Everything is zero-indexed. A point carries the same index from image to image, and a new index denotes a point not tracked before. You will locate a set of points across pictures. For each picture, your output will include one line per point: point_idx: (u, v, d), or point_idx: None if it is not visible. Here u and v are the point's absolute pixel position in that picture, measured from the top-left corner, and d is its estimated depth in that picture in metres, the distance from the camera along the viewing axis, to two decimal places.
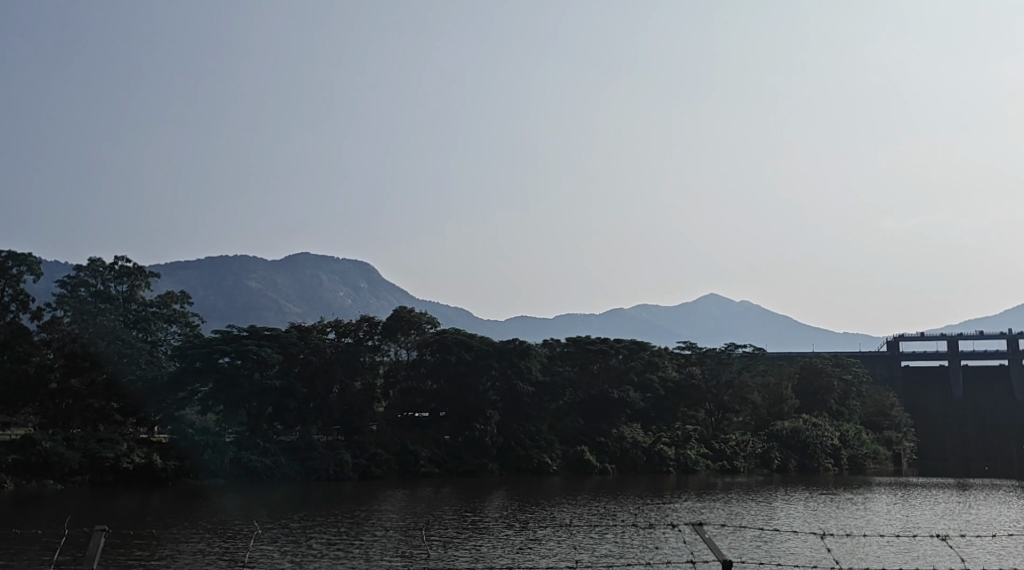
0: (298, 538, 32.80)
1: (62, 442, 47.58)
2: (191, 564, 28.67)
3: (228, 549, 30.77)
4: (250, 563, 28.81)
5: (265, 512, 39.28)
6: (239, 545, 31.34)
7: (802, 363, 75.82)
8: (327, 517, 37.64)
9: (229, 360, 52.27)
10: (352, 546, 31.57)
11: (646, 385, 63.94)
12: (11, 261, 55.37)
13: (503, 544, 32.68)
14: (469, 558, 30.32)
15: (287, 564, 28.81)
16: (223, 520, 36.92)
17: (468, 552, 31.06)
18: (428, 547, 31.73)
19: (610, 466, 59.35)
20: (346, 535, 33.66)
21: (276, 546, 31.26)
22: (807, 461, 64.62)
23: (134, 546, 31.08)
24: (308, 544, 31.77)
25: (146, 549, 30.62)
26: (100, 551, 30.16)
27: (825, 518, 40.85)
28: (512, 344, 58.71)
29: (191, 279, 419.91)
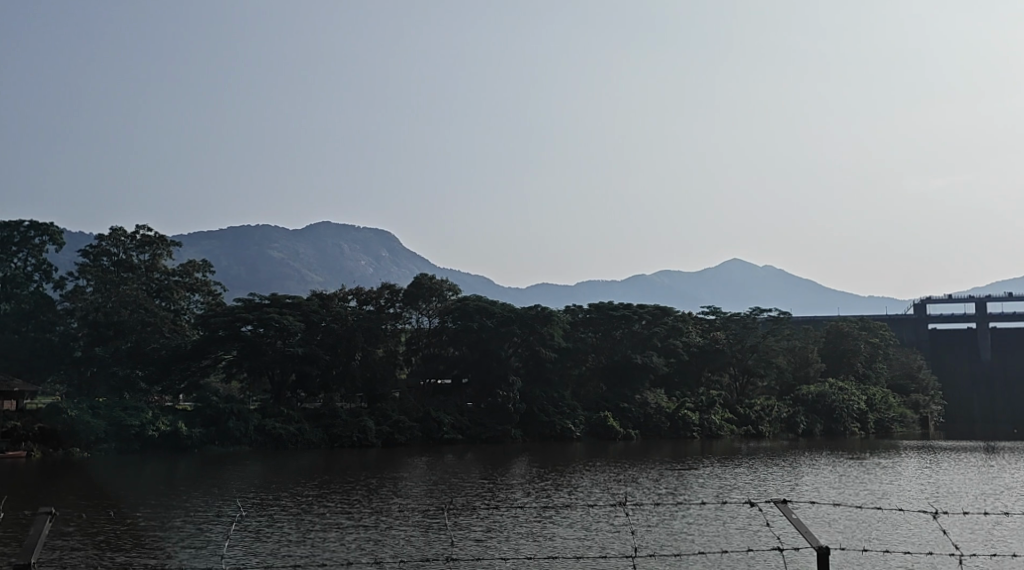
0: (312, 506, 32.55)
1: (87, 411, 47.76)
2: (202, 534, 28.43)
3: (233, 519, 30.35)
4: (261, 533, 28.55)
5: (285, 480, 39.14)
6: (250, 513, 31.10)
7: (828, 327, 75.25)
8: (345, 485, 37.49)
9: (252, 328, 52.25)
10: (365, 514, 31.30)
11: (669, 350, 63.31)
12: (33, 231, 55.64)
13: (520, 511, 32.34)
14: (485, 525, 29.98)
15: (300, 533, 28.58)
16: (239, 487, 36.86)
17: (484, 521, 30.72)
18: (443, 516, 31.35)
19: (634, 432, 59.10)
20: (361, 503, 33.34)
21: (286, 516, 30.93)
22: (833, 424, 64.41)
23: (149, 515, 30.95)
24: (321, 512, 31.47)
25: (152, 519, 30.37)
26: (105, 522, 29.89)
27: (850, 483, 40.39)
28: (534, 310, 58.28)
29: (214, 248, 421.94)
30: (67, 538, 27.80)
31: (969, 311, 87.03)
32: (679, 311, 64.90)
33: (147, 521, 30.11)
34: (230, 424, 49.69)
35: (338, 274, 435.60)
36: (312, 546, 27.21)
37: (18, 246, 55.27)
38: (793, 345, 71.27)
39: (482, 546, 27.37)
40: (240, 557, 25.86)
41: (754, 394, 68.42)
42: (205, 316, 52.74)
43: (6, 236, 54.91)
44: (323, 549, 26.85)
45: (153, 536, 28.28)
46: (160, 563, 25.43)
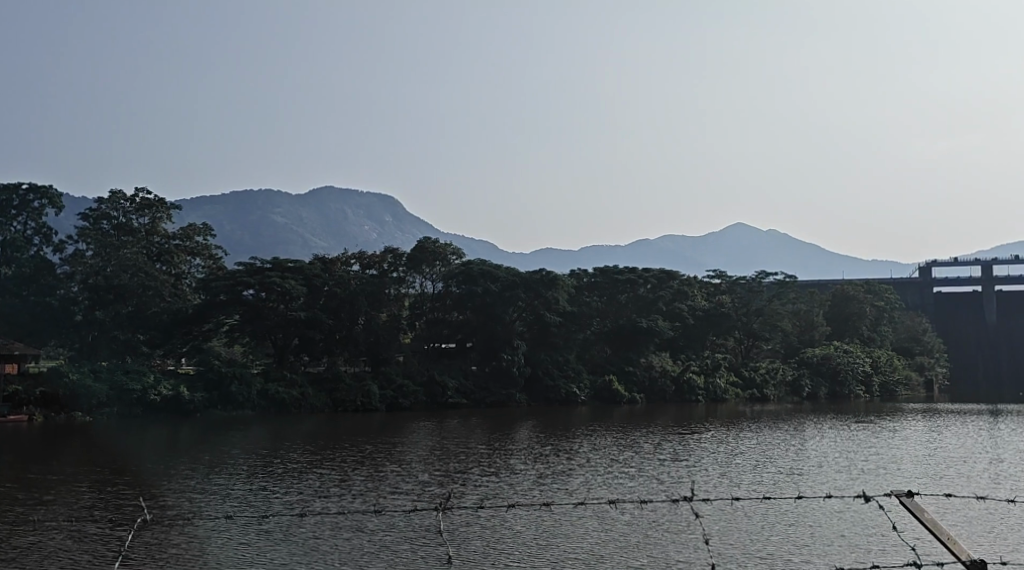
0: (305, 473, 32.12)
1: (89, 374, 47.51)
2: (192, 501, 28.03)
3: (220, 488, 29.62)
4: (253, 500, 28.11)
5: (283, 445, 38.56)
6: (242, 481, 30.64)
7: (834, 289, 74.83)
8: (342, 451, 36.86)
9: (254, 292, 52.19)
10: (359, 481, 30.82)
11: (675, 313, 63.06)
12: (32, 194, 55.26)
13: (518, 477, 31.85)
14: (482, 492, 29.52)
15: (292, 500, 28.13)
16: (236, 453, 36.28)
17: (482, 487, 30.22)
18: (441, 483, 30.68)
19: (639, 396, 58.94)
20: (355, 470, 32.65)
21: (276, 484, 30.19)
22: (838, 388, 64.26)
23: (148, 481, 30.70)
24: (314, 479, 31.03)
25: (151, 486, 30.00)
26: (88, 490, 29.21)
27: (855, 447, 40.16)
28: (539, 274, 57.95)
29: (218, 213, 421.55)
30: (56, 505, 27.39)
31: (975, 274, 86.57)
32: (684, 275, 64.83)
33: (132, 490, 29.41)
34: (232, 388, 49.46)
35: (342, 239, 435.21)
36: (305, 513, 26.76)
37: (17, 209, 54.95)
38: (798, 309, 71.05)
39: (477, 516, 26.66)
40: (234, 527, 25.33)
41: (759, 358, 68.31)
42: (207, 279, 52.46)
43: (5, 199, 54.53)
44: (312, 520, 26.13)
45: (133, 505, 27.56)
46: (136, 535, 24.62)
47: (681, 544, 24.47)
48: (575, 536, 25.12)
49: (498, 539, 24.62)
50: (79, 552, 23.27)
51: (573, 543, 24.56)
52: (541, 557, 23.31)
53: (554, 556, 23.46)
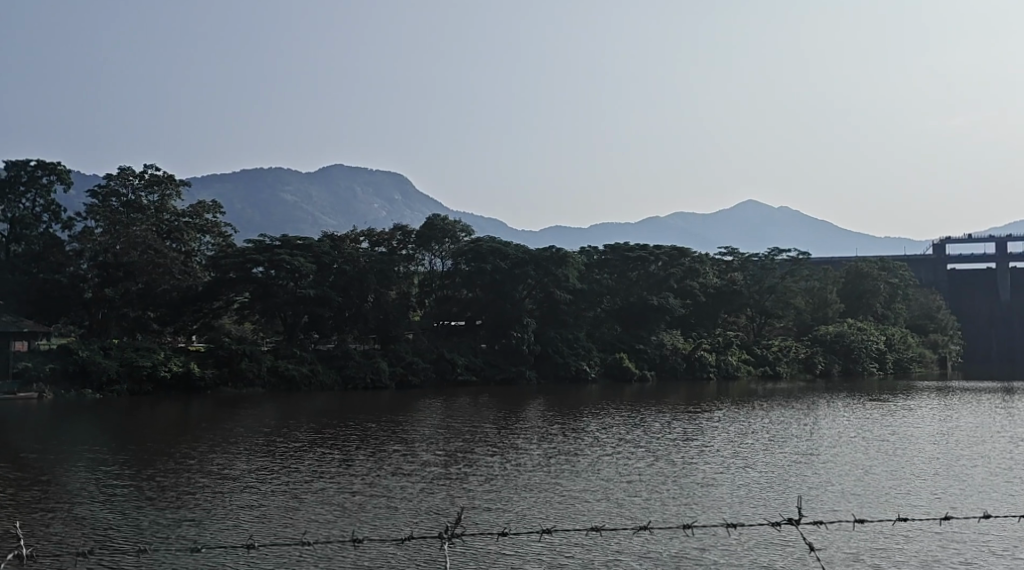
0: (310, 452, 31.89)
1: (98, 351, 47.42)
2: (196, 479, 27.79)
3: (218, 469, 29.07)
4: (258, 478, 27.87)
5: (287, 424, 38.17)
6: (246, 460, 30.40)
7: (848, 266, 74.25)
8: (346, 430, 36.38)
9: (264, 269, 51.84)
10: (364, 460, 30.54)
11: (686, 291, 62.75)
12: (41, 170, 55.04)
13: (526, 457, 31.54)
14: (490, 472, 29.22)
15: (297, 479, 27.88)
16: (240, 432, 35.85)
17: (490, 467, 29.92)
18: (443, 465, 30.13)
19: (650, 373, 58.71)
20: (357, 451, 32.15)
21: (275, 465, 29.66)
22: (852, 365, 63.99)
23: (155, 458, 30.52)
24: (320, 458, 30.78)
25: (159, 463, 29.78)
26: (82, 470, 28.69)
27: (868, 425, 39.87)
28: (549, 251, 57.58)
29: (228, 191, 421.52)
30: (62, 482, 27.19)
31: (990, 250, 85.90)
32: (696, 252, 64.24)
33: (127, 470, 28.89)
34: (243, 365, 49.33)
35: (352, 217, 435.10)
36: (310, 492, 26.51)
37: (25, 186, 54.76)
38: (811, 286, 70.69)
39: (478, 498, 26.11)
40: (237, 505, 25.05)
41: (771, 335, 68.06)
42: (216, 257, 52.33)
43: (13, 176, 54.37)
44: (313, 499, 25.72)
45: (125, 485, 26.98)
46: (126, 517, 24.01)
47: (689, 526, 24.00)
48: (578, 518, 24.58)
49: (498, 521, 24.06)
50: (68, 533, 22.66)
51: (576, 524, 24.01)
52: (544, 540, 22.83)
53: (558, 538, 22.93)
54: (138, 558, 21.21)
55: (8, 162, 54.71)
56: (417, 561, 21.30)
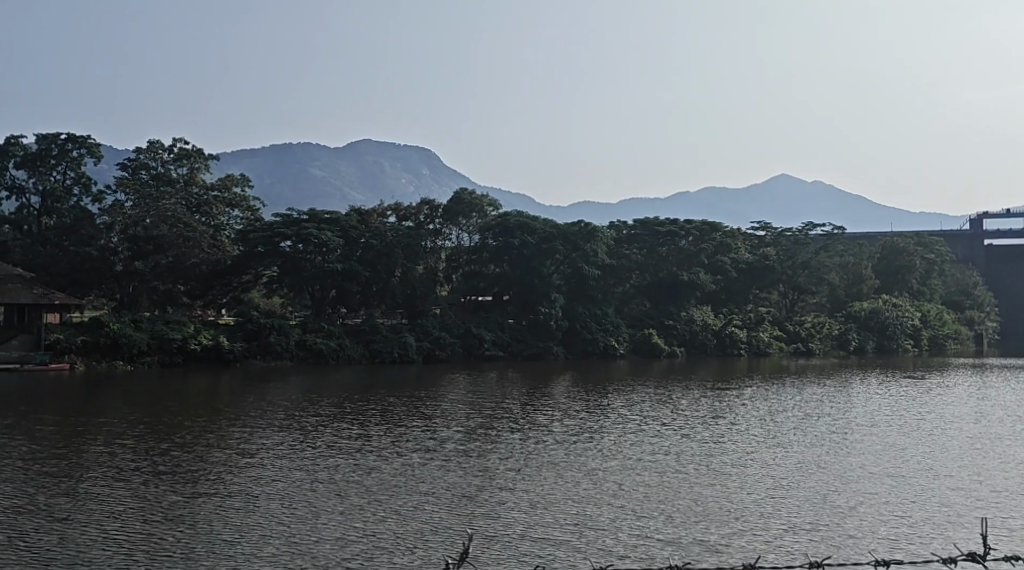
0: (329, 426, 31.50)
1: (129, 324, 47.47)
2: (215, 452, 27.48)
3: (233, 443, 28.58)
4: (277, 453, 27.47)
5: (308, 398, 37.80)
6: (264, 434, 30.04)
7: (883, 242, 73.22)
8: (366, 406, 35.96)
9: (292, 244, 51.64)
10: (384, 436, 30.11)
11: (717, 267, 62.12)
12: (71, 144, 55.01)
13: (550, 434, 31.03)
14: (514, 449, 28.68)
15: (317, 454, 27.49)
16: (262, 406, 35.48)
17: (514, 444, 29.37)
18: (461, 442, 29.58)
19: (680, 349, 58.13)
20: (376, 426, 31.75)
21: (292, 440, 29.17)
22: (886, 342, 63.35)
23: (177, 431, 30.26)
24: (339, 433, 30.39)
25: (181, 436, 29.44)
26: (97, 443, 28.28)
27: (904, 403, 39.25)
28: (577, 226, 57.06)
29: (257, 166, 422.46)
30: (82, 454, 26.92)
31: None
32: (728, 227, 63.42)
33: (142, 443, 28.45)
34: (271, 339, 49.23)
35: (380, 192, 435.14)
36: (332, 467, 26.13)
37: (56, 158, 54.74)
38: (845, 262, 69.88)
39: (497, 477, 25.50)
40: (259, 480, 24.69)
41: (804, 312, 67.38)
42: (244, 231, 52.19)
43: (44, 149, 54.34)
44: (333, 475, 25.32)
45: (136, 459, 26.49)
46: (135, 492, 23.49)
47: (717, 506, 23.45)
48: (599, 497, 23.97)
49: (521, 500, 23.50)
50: (76, 508, 22.15)
51: (597, 503, 23.40)
52: (566, 518, 22.25)
53: (579, 517, 22.33)
54: (144, 534, 20.67)
55: (39, 135, 54.70)
56: (435, 538, 20.76)
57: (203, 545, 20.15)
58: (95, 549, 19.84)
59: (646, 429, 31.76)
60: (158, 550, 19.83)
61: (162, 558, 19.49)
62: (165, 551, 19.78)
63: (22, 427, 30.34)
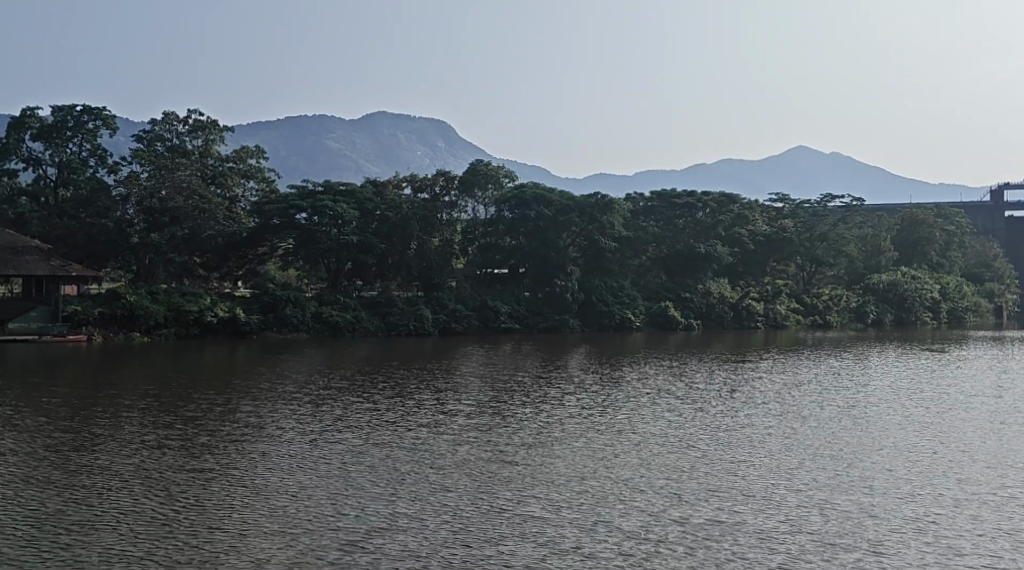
0: (337, 400, 31.37)
1: (146, 296, 47.55)
2: (220, 426, 27.34)
3: (241, 417, 28.44)
4: (283, 427, 27.32)
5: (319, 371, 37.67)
6: (271, 407, 29.87)
7: (902, 213, 72.73)
8: (377, 379, 35.83)
9: (308, 216, 51.58)
10: (394, 409, 30.01)
11: (734, 239, 61.76)
12: (86, 116, 54.96)
13: (561, 408, 30.88)
14: (526, 423, 28.54)
15: (324, 428, 27.33)
16: (272, 379, 35.36)
17: (525, 418, 29.22)
18: (472, 416, 29.42)
19: (696, 322, 57.87)
20: (385, 400, 31.61)
21: (301, 414, 29.04)
22: (905, 314, 63.13)
23: (185, 404, 30.13)
24: (349, 407, 30.24)
25: (190, 410, 29.30)
26: (104, 417, 28.14)
27: (923, 375, 39.08)
28: (594, 198, 56.67)
29: (272, 140, 422.34)
30: (90, 428, 26.80)
31: None
32: (746, 199, 63.11)
33: (149, 417, 28.30)
34: (287, 311, 49.26)
35: (396, 164, 434.40)
36: (339, 441, 26.00)
37: (72, 131, 54.73)
38: (864, 234, 69.50)
39: (508, 451, 25.34)
40: (266, 455, 24.52)
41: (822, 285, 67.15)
42: (260, 203, 52.15)
43: (60, 121, 54.34)
44: (341, 449, 25.18)
45: (143, 433, 26.33)
46: (142, 467, 23.36)
47: (733, 481, 23.25)
48: (616, 470, 23.89)
49: (537, 473, 23.46)
50: (80, 484, 21.98)
51: (610, 477, 23.27)
52: (580, 494, 22.08)
53: (593, 493, 22.16)
54: (149, 511, 20.50)
55: (55, 107, 54.63)
56: (446, 515, 20.57)
57: (208, 522, 19.98)
58: (100, 526, 19.69)
59: (660, 403, 31.66)
60: (162, 527, 19.65)
61: (165, 535, 19.33)
62: (168, 529, 19.60)
63: (32, 400, 30.26)
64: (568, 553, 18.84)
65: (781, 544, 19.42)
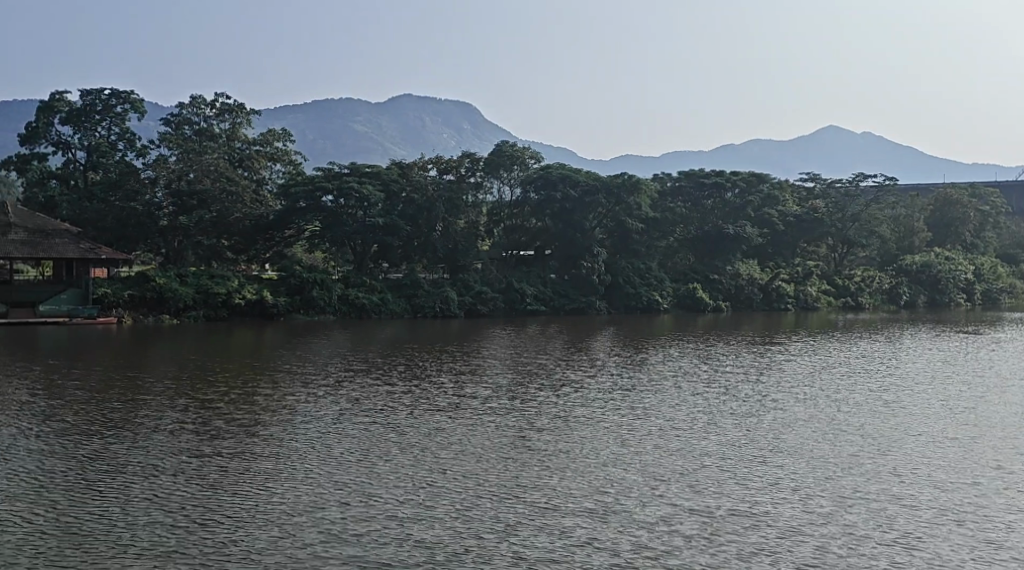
0: (354, 383, 31.11)
1: (175, 279, 47.58)
2: (236, 408, 27.10)
3: (259, 401, 28.12)
4: (298, 410, 27.05)
5: (341, 354, 37.38)
6: (287, 390, 29.59)
7: (936, 194, 71.78)
8: (398, 362, 35.51)
9: (334, 198, 51.40)
10: (411, 392, 29.70)
11: (764, 220, 61.10)
12: (115, 99, 55.02)
13: (581, 392, 30.51)
14: (549, 407, 28.19)
15: (340, 411, 27.04)
16: (291, 361, 35.08)
17: (545, 402, 28.86)
18: (490, 399, 29.10)
19: (724, 304, 57.29)
20: (403, 383, 31.28)
21: (318, 397, 28.75)
22: (938, 296, 62.38)
23: (203, 387, 29.89)
24: (366, 390, 29.92)
25: (207, 393, 29.05)
26: (120, 400, 27.91)
27: (959, 358, 38.48)
28: (621, 178, 56.08)
29: (299, 123, 423.02)
30: (105, 411, 26.57)
31: None
32: (776, 179, 62.46)
33: (164, 399, 28.06)
34: (314, 293, 49.14)
35: (422, 146, 434.05)
36: (354, 424, 25.71)
37: (101, 114, 54.79)
38: (896, 215, 68.68)
39: (529, 435, 25.00)
40: (282, 439, 24.23)
41: (854, 266, 66.39)
42: (286, 186, 51.98)
43: (89, 104, 54.40)
44: (356, 433, 24.85)
45: (159, 416, 26.08)
46: (156, 450, 23.08)
47: (762, 466, 22.87)
48: (645, 454, 23.56)
49: (566, 457, 23.16)
50: (91, 470, 21.62)
51: (640, 462, 22.94)
52: (602, 480, 21.64)
53: (617, 479, 21.72)
54: (163, 495, 20.18)
55: (84, 90, 54.72)
56: (463, 502, 20.15)
57: (224, 507, 19.61)
58: (116, 510, 19.39)
59: (688, 387, 31.31)
60: (174, 512, 19.31)
61: (174, 521, 18.92)
62: (181, 513, 19.26)
63: (50, 383, 29.98)
64: (595, 542, 18.46)
65: (806, 536, 18.93)
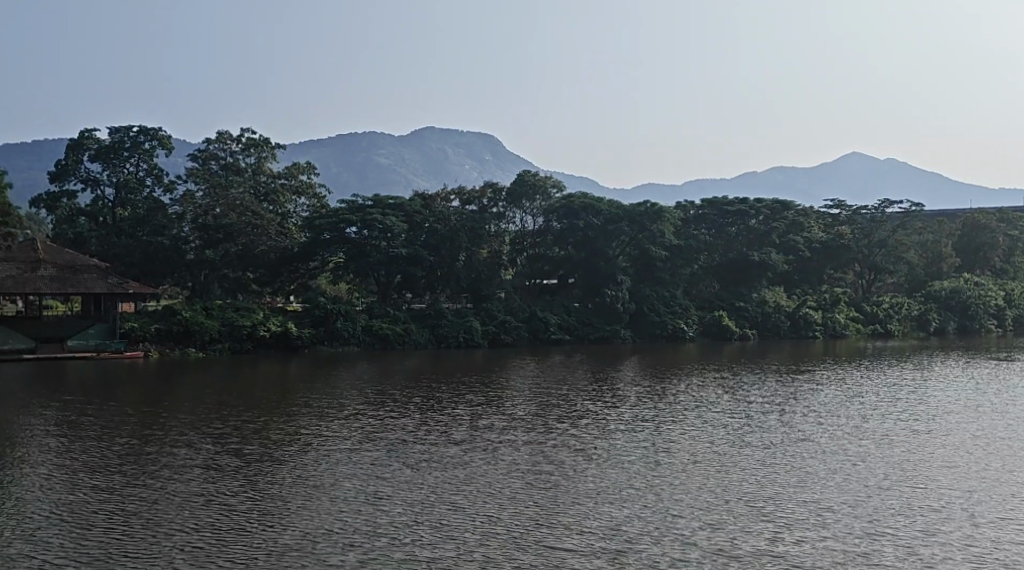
0: (373, 416, 30.88)
1: (200, 312, 47.67)
2: (254, 442, 26.94)
3: (275, 435, 27.91)
4: (316, 444, 26.86)
5: (358, 386, 37.16)
6: (305, 424, 29.38)
7: (964, 219, 71.20)
8: (415, 394, 35.27)
9: (358, 230, 51.48)
10: (432, 425, 29.47)
11: (789, 247, 60.81)
12: (143, 136, 55.37)
13: (605, 423, 30.18)
14: (573, 439, 27.89)
15: (358, 445, 26.82)
16: (308, 394, 34.87)
17: (567, 434, 28.54)
18: (511, 431, 28.79)
19: (751, 332, 56.76)
20: (421, 415, 31.03)
21: (336, 430, 28.54)
22: (968, 323, 61.70)
23: (222, 421, 29.72)
24: (384, 423, 29.68)
25: (225, 426, 28.89)
26: (138, 434, 27.79)
27: (992, 386, 37.95)
28: (644, 207, 55.93)
29: (322, 156, 425.61)
30: (124, 445, 26.46)
31: None
32: (801, 206, 62.15)
33: (182, 434, 27.92)
34: (338, 325, 49.12)
35: (445, 177, 435.60)
36: (372, 458, 25.44)
37: (129, 151, 55.12)
38: (924, 241, 68.19)
39: (554, 467, 24.74)
40: (300, 472, 24.01)
41: (882, 292, 65.83)
42: (311, 218, 52.12)
43: (117, 141, 54.77)
44: (375, 466, 24.62)
45: (177, 451, 25.93)
46: (173, 484, 22.92)
47: (795, 499, 22.51)
48: (675, 487, 23.30)
49: (596, 491, 22.88)
50: (108, 505, 21.46)
51: (671, 495, 22.65)
52: (633, 514, 21.33)
53: (644, 514, 21.38)
54: (182, 530, 20.01)
55: (112, 127, 55.11)
56: (490, 538, 19.87)
57: (240, 542, 19.43)
58: (134, 546, 19.23)
59: (717, 418, 30.95)
60: (192, 547, 19.13)
61: (186, 558, 18.69)
62: (199, 548, 19.08)
63: (66, 419, 29.86)
64: None
65: None
